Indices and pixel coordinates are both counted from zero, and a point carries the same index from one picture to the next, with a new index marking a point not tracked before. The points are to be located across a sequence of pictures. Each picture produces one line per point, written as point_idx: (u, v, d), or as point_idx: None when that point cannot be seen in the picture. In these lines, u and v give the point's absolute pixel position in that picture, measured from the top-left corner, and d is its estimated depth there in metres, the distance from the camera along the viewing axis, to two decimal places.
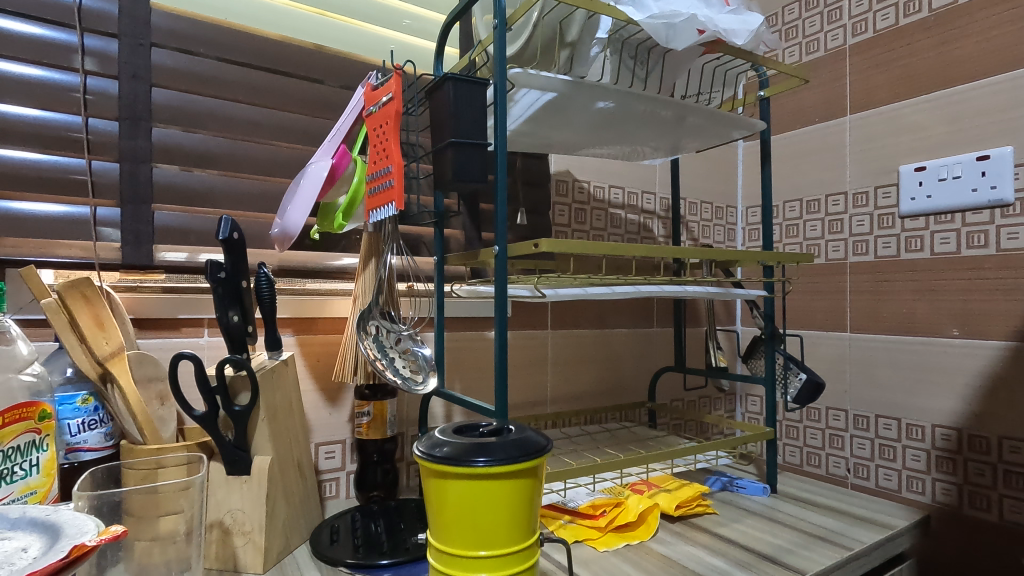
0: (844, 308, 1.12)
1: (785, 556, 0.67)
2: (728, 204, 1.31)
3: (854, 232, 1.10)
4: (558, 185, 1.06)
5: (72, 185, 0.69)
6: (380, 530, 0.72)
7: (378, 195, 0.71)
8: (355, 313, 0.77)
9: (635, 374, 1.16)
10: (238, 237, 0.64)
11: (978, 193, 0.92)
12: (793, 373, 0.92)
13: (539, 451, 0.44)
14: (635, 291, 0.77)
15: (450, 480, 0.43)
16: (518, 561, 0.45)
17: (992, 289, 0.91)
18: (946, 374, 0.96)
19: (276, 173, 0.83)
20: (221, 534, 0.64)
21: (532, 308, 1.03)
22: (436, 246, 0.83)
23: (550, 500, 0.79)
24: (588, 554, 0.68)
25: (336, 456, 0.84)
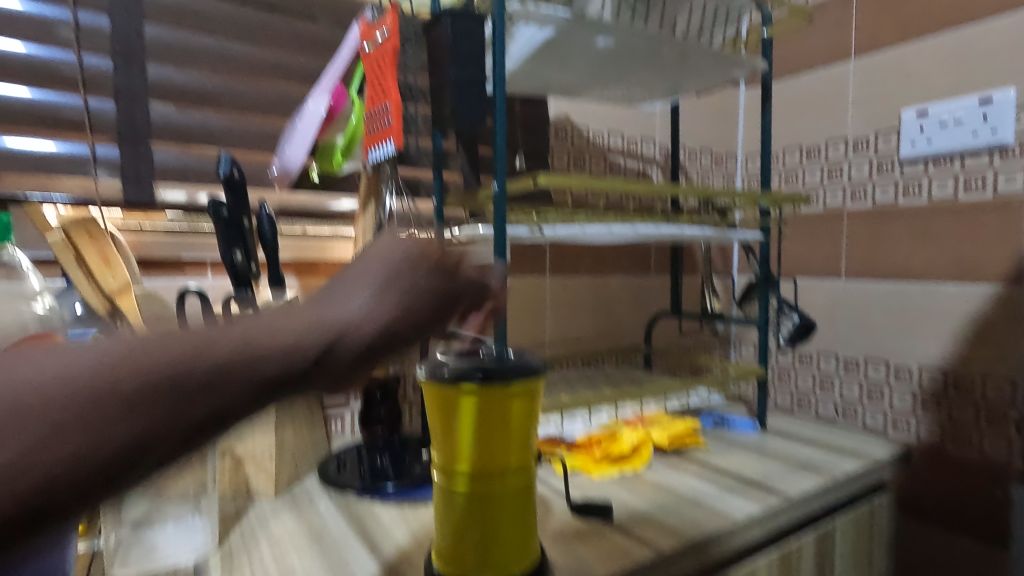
0: (839, 255, 1.13)
1: (772, 483, 0.70)
2: (729, 151, 1.30)
3: (853, 178, 1.10)
4: (557, 130, 1.06)
5: (69, 123, 0.69)
6: (385, 462, 0.75)
7: (377, 133, 0.71)
8: (356, 255, 0.80)
9: (633, 320, 1.18)
10: (239, 176, 0.64)
11: (978, 136, 0.92)
12: (787, 315, 0.94)
13: (535, 374, 0.46)
14: (633, 231, 0.77)
15: (450, 400, 0.45)
16: (517, 475, 0.48)
17: (986, 233, 0.92)
18: (936, 317, 0.98)
19: (272, 114, 0.82)
20: (234, 461, 0.68)
21: (531, 253, 1.04)
22: (435, 187, 0.84)
23: (548, 433, 0.83)
24: (584, 481, 0.71)
25: (341, 394, 0.87)
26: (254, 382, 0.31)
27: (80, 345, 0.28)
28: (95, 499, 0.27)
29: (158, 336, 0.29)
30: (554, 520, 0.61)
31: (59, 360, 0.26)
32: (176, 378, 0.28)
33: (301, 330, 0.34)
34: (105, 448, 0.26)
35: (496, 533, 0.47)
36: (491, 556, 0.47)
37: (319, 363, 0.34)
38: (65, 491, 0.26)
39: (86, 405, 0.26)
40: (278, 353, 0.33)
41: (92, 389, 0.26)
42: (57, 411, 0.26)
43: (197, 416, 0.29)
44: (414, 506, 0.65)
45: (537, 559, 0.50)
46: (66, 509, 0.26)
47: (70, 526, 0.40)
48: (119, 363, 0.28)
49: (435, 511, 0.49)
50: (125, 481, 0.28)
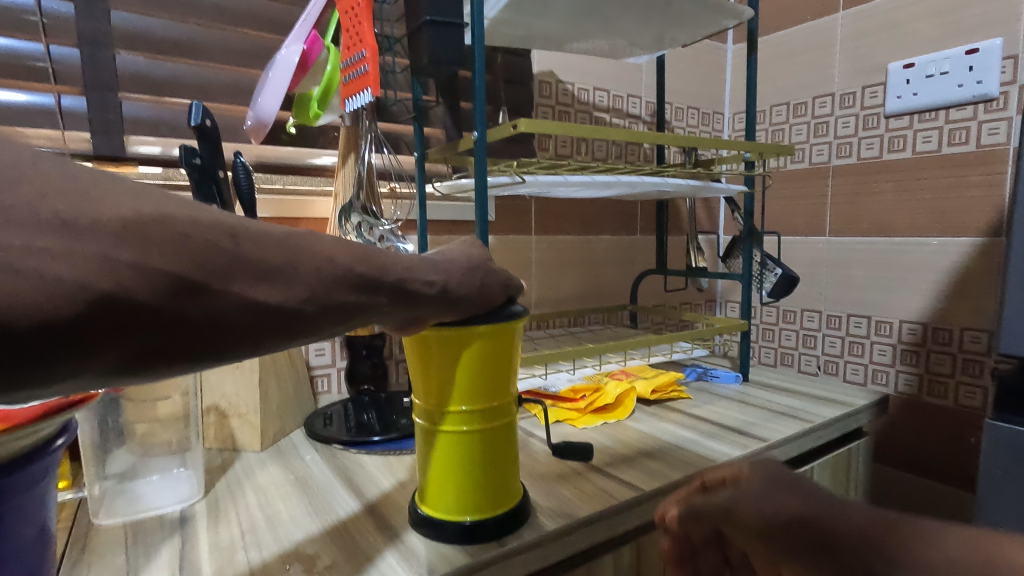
0: (824, 211, 1.13)
1: (753, 429, 0.72)
2: (715, 109, 1.28)
3: (839, 133, 1.09)
4: (541, 86, 1.03)
5: (32, 71, 0.66)
6: (372, 418, 0.74)
7: (353, 82, 0.69)
8: (337, 209, 0.78)
9: (618, 279, 1.19)
10: (211, 125, 0.63)
11: (964, 88, 0.91)
12: (771, 268, 0.95)
13: (515, 316, 0.46)
14: (616, 181, 0.77)
15: (430, 343, 0.46)
16: (497, 416, 0.49)
17: (968, 186, 0.93)
18: (918, 271, 0.99)
19: (244, 66, 0.80)
20: (218, 417, 0.67)
21: (515, 212, 1.03)
22: (416, 141, 0.82)
23: (533, 385, 0.84)
24: (568, 430, 0.72)
25: (326, 353, 0.87)
26: (251, 300, 0.29)
27: (77, 191, 0.24)
28: (63, 376, 0.23)
29: (168, 209, 0.26)
30: (537, 465, 0.63)
31: (54, 206, 0.23)
32: (183, 268, 0.26)
33: (304, 255, 0.32)
34: (93, 319, 0.23)
35: (476, 472, 0.48)
36: (472, 494, 0.48)
37: (317, 305, 0.32)
38: (41, 346, 0.22)
39: (85, 271, 0.23)
40: (279, 271, 0.31)
41: (93, 255, 0.23)
42: (49, 268, 0.22)
43: (175, 297, 0.26)
44: (401, 457, 0.66)
45: (518, 500, 0.51)
46: (27, 378, 0.22)
47: (48, 465, 0.40)
48: (126, 228, 0.24)
49: (417, 452, 0.50)
50: (104, 364, 0.24)
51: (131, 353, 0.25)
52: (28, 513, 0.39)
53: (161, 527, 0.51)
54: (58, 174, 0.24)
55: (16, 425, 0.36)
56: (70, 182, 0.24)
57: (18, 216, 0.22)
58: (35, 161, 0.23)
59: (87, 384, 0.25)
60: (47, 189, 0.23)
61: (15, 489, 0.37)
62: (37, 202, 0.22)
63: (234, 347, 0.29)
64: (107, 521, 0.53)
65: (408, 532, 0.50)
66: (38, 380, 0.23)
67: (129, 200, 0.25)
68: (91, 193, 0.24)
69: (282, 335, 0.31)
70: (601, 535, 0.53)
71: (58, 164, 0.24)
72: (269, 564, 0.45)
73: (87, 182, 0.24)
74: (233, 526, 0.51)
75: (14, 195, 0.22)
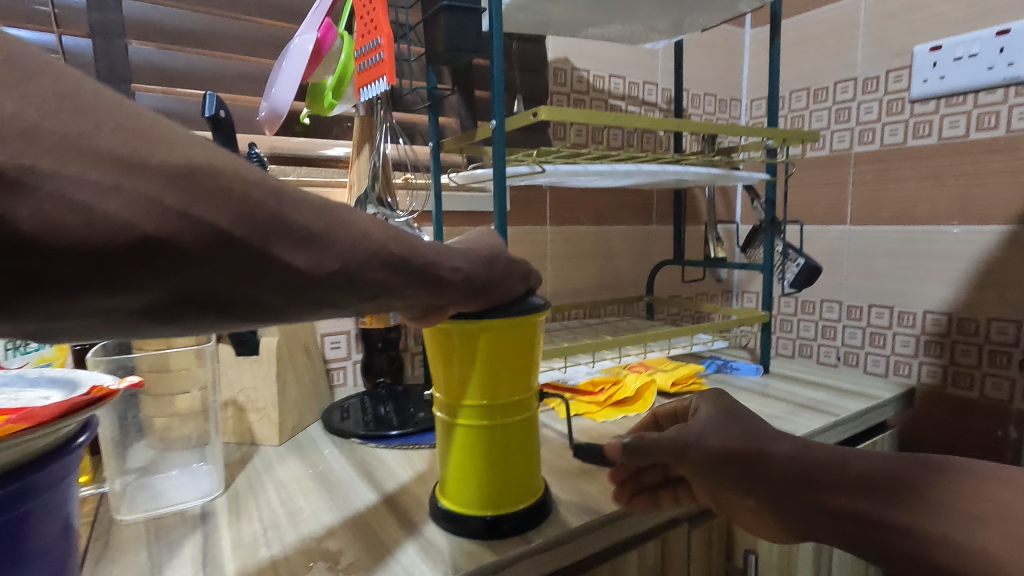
0: (845, 200, 1.10)
1: (776, 422, 0.70)
2: (733, 96, 1.25)
3: (861, 119, 1.06)
4: (556, 73, 1.01)
5: None
6: (389, 411, 0.73)
7: (368, 70, 0.68)
8: (351, 200, 0.77)
9: (634, 270, 1.17)
10: (226, 116, 0.61)
11: (994, 71, 0.88)
12: (792, 258, 0.93)
13: (537, 308, 0.45)
14: (635, 170, 0.75)
15: (451, 337, 0.45)
16: (519, 411, 0.48)
17: (996, 172, 0.89)
18: (943, 261, 0.96)
19: (258, 55, 0.79)
20: (236, 411, 0.67)
21: (530, 202, 1.01)
22: (431, 131, 0.81)
23: (551, 377, 0.83)
24: (588, 424, 0.71)
25: (342, 346, 0.86)
26: (284, 263, 0.29)
27: (134, 131, 0.24)
28: (97, 303, 0.24)
29: (218, 161, 0.27)
30: (557, 460, 0.62)
31: (110, 143, 0.23)
32: (226, 220, 0.26)
33: (345, 227, 0.32)
34: (133, 253, 0.23)
35: (497, 466, 0.47)
36: (493, 490, 0.47)
37: (347, 278, 0.32)
38: (85, 271, 0.23)
39: (131, 210, 0.23)
40: (319, 239, 0.31)
41: (141, 196, 0.23)
42: (97, 202, 0.22)
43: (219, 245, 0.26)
44: (419, 451, 0.65)
45: (539, 496, 0.50)
46: (64, 301, 0.23)
47: (71, 462, 0.40)
48: (177, 170, 0.25)
49: (437, 446, 0.49)
50: (137, 301, 0.25)
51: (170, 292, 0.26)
52: (50, 512, 0.38)
53: (183, 523, 0.51)
54: (119, 111, 0.24)
55: (40, 423, 0.36)
56: (130, 121, 0.24)
57: (76, 147, 0.22)
58: (97, 96, 0.24)
59: (118, 319, 0.26)
60: (107, 125, 0.23)
61: (43, 486, 0.37)
62: (95, 135, 0.23)
63: (261, 305, 0.29)
64: (129, 517, 0.52)
65: (429, 527, 0.49)
66: (74, 302, 0.23)
67: (183, 146, 0.26)
68: (146, 135, 0.25)
69: (311, 300, 0.31)
70: (625, 532, 0.52)
71: (119, 104, 0.24)
72: (293, 561, 0.45)
73: (146, 123, 0.25)
74: (254, 521, 0.51)
75: (74, 126, 0.22)
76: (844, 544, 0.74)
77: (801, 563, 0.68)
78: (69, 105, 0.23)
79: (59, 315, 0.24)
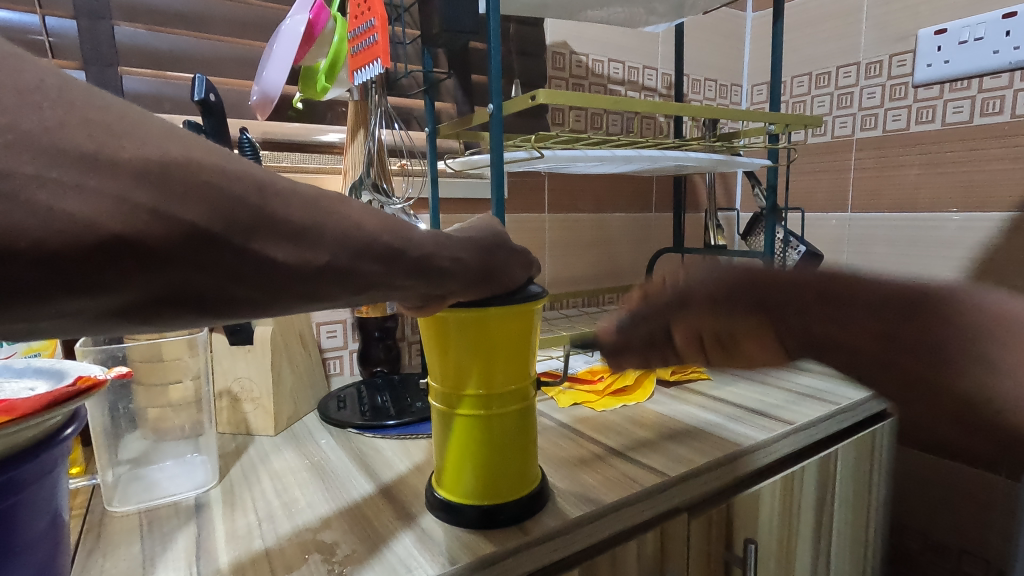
0: (846, 187, 1.09)
1: (776, 411, 0.70)
2: (734, 81, 1.23)
3: (863, 105, 1.05)
4: (554, 58, 0.99)
5: (30, 44, 0.64)
6: (386, 400, 0.73)
7: (362, 53, 0.66)
8: (346, 186, 0.75)
9: (634, 258, 1.16)
10: (216, 100, 0.60)
11: (999, 55, 0.86)
12: (793, 246, 0.92)
13: (534, 296, 0.44)
14: (635, 155, 0.73)
15: (446, 325, 0.44)
16: (516, 399, 0.47)
17: (999, 159, 0.88)
18: (945, 248, 0.95)
19: (249, 38, 0.77)
20: (231, 401, 0.66)
21: (529, 189, 1.00)
22: (427, 116, 0.79)
23: (550, 366, 0.83)
24: (586, 413, 0.71)
25: (338, 335, 0.85)
26: (267, 258, 0.28)
27: (103, 125, 0.23)
28: (66, 307, 0.23)
29: (194, 156, 0.25)
30: (555, 449, 0.61)
31: (75, 139, 0.22)
32: (203, 218, 0.25)
33: (335, 220, 0.31)
34: (106, 254, 0.22)
35: (494, 454, 0.46)
36: (489, 478, 0.46)
37: (338, 272, 0.31)
38: (51, 274, 0.22)
39: (96, 209, 0.22)
40: (306, 233, 0.29)
41: (108, 194, 0.22)
42: (59, 202, 0.21)
43: (196, 245, 0.25)
44: (416, 440, 0.64)
45: (536, 485, 0.49)
46: (28, 304, 0.22)
47: (58, 455, 0.39)
48: (147, 167, 0.24)
49: (433, 435, 0.49)
50: (108, 303, 0.24)
51: (149, 293, 0.25)
52: (37, 506, 0.38)
53: (176, 515, 0.50)
54: (87, 106, 0.23)
55: (24, 415, 0.35)
56: (99, 116, 0.23)
57: (37, 144, 0.21)
58: (62, 88, 0.23)
59: (89, 322, 0.24)
60: (73, 120, 0.22)
61: (27, 480, 0.36)
62: (58, 131, 0.22)
63: (246, 303, 0.28)
64: (121, 508, 0.51)
65: (425, 517, 0.49)
66: (44, 307, 0.22)
67: (156, 142, 0.25)
68: (116, 129, 0.24)
69: (299, 297, 0.30)
70: (626, 523, 0.51)
71: (88, 98, 0.23)
72: (288, 554, 0.44)
73: (117, 118, 0.24)
74: (250, 513, 0.50)
75: (35, 123, 0.21)
76: (843, 533, 0.74)
77: (800, 552, 0.68)
78: (31, 100, 0.22)
79: (26, 319, 0.22)
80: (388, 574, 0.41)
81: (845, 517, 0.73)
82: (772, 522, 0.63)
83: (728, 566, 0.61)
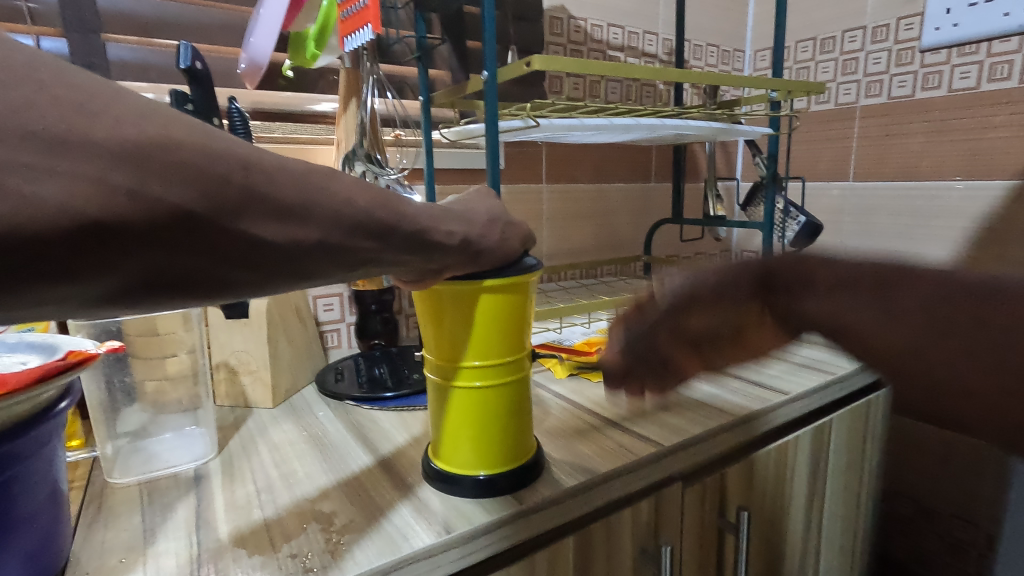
0: (849, 155, 1.07)
1: (772, 381, 0.71)
2: (736, 47, 1.20)
3: (868, 71, 1.02)
4: (552, 23, 0.96)
5: (8, 11, 0.63)
6: (384, 372, 0.73)
7: (353, 18, 0.64)
8: (339, 157, 0.74)
9: (632, 229, 1.15)
10: (203, 68, 0.58)
11: (1010, 17, 0.84)
12: (793, 216, 0.92)
13: (528, 269, 0.44)
14: (634, 124, 0.71)
15: (439, 296, 0.43)
16: (511, 371, 0.47)
17: (1003, 126, 0.86)
18: (946, 218, 0.94)
19: (235, 3, 0.75)
20: (229, 373, 0.67)
21: (527, 159, 0.98)
22: (421, 86, 0.77)
23: (548, 338, 0.83)
24: (583, 384, 0.71)
25: (335, 308, 0.85)
26: (256, 237, 0.27)
27: (75, 102, 0.22)
28: (52, 294, 0.23)
29: (174, 133, 0.25)
30: (552, 421, 0.61)
31: (45, 121, 0.21)
32: (186, 199, 0.24)
33: (324, 195, 0.30)
34: (83, 237, 0.22)
35: (490, 424, 0.46)
36: (487, 449, 0.47)
37: (329, 250, 0.31)
38: (26, 260, 0.21)
39: (72, 193, 0.21)
40: (296, 211, 0.29)
41: (85, 177, 0.22)
42: (31, 187, 0.21)
43: (181, 227, 0.25)
44: (414, 412, 0.65)
45: (532, 455, 0.50)
46: (10, 292, 0.22)
47: (53, 429, 0.40)
48: (124, 148, 0.23)
49: (429, 408, 0.49)
50: (93, 290, 0.24)
51: (133, 277, 0.24)
52: (33, 479, 0.38)
53: (176, 486, 0.51)
54: (55, 82, 0.22)
55: (13, 390, 0.35)
56: (69, 93, 0.22)
57: (5, 126, 0.20)
58: (30, 64, 0.22)
59: (77, 306, 0.24)
60: (43, 97, 0.21)
61: (24, 454, 0.37)
62: (27, 111, 0.21)
63: (236, 283, 0.28)
64: (122, 480, 0.52)
65: (423, 488, 0.49)
66: (23, 294, 0.22)
67: (133, 119, 0.24)
68: (88, 106, 0.22)
69: (290, 275, 0.30)
70: (620, 492, 0.52)
71: (58, 73, 0.22)
72: (287, 524, 0.45)
73: (89, 95, 0.23)
74: (248, 484, 0.51)
75: (3, 102, 0.20)
76: (836, 502, 0.75)
77: (792, 517, 0.69)
78: None
79: (10, 307, 0.22)
80: (386, 543, 0.42)
81: (837, 485, 0.74)
82: (766, 487, 0.64)
83: (722, 533, 0.62)
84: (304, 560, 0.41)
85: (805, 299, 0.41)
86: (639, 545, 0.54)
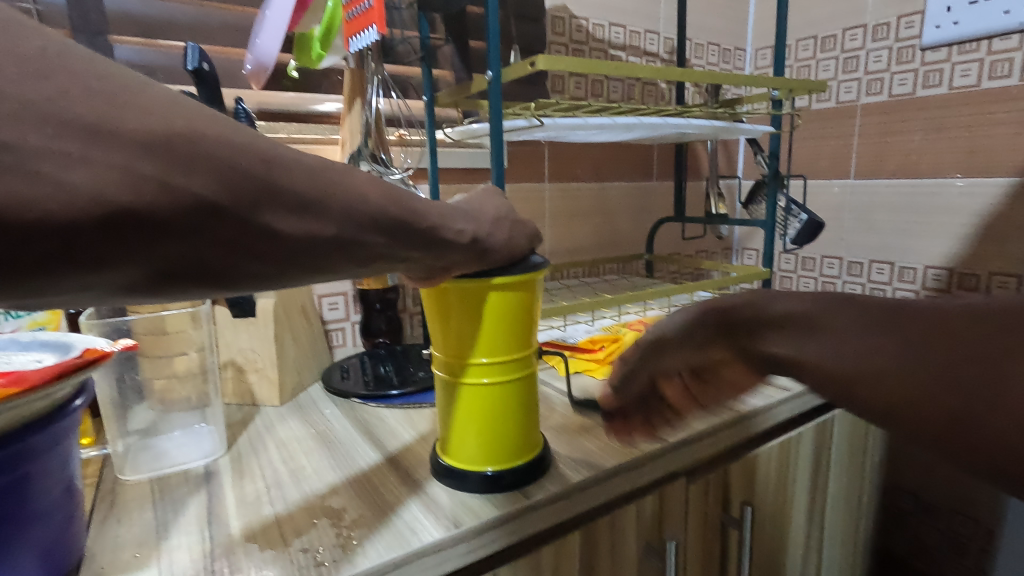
0: (849, 153, 1.07)
1: (775, 378, 0.71)
2: (737, 46, 1.21)
3: (869, 69, 1.03)
4: (554, 22, 0.97)
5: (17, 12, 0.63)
6: (389, 370, 0.74)
7: (358, 18, 0.64)
8: (344, 156, 0.75)
9: (634, 227, 1.16)
10: (210, 68, 0.58)
11: (1010, 15, 0.84)
12: (794, 214, 0.93)
13: (535, 267, 0.44)
14: (636, 122, 0.72)
15: (448, 294, 0.44)
16: (518, 368, 0.47)
17: (1003, 123, 0.87)
18: (946, 215, 0.94)
19: (240, 3, 0.75)
20: (236, 371, 0.67)
21: (529, 158, 0.99)
22: (425, 85, 0.77)
23: (551, 336, 0.84)
24: (587, 381, 0.72)
25: (339, 307, 0.86)
26: (275, 229, 0.28)
27: (105, 94, 0.23)
28: (78, 281, 0.23)
29: (199, 127, 0.25)
30: (558, 417, 0.62)
31: (78, 111, 0.22)
32: (210, 189, 0.25)
33: (339, 191, 0.31)
34: (111, 225, 0.23)
35: (497, 421, 0.47)
36: (494, 446, 0.47)
37: (343, 244, 0.31)
38: (59, 247, 0.22)
39: (103, 182, 0.22)
40: (313, 204, 0.29)
41: (113, 166, 0.22)
42: (64, 175, 0.21)
43: (204, 217, 0.25)
44: (419, 410, 0.65)
45: (539, 451, 0.50)
46: (40, 278, 0.22)
47: (68, 426, 0.40)
48: (152, 139, 0.23)
49: (437, 406, 0.49)
50: (119, 277, 0.24)
51: (157, 265, 0.25)
52: (50, 474, 0.39)
53: (187, 483, 0.51)
54: (86, 75, 0.23)
55: (32, 387, 0.36)
56: (100, 84, 0.23)
57: (39, 116, 0.21)
58: (63, 56, 0.22)
59: (101, 294, 0.25)
60: (75, 89, 0.22)
61: (41, 449, 0.38)
62: (61, 101, 0.21)
63: (253, 275, 0.29)
64: (133, 476, 0.52)
65: (431, 483, 0.50)
66: (51, 281, 0.23)
67: (161, 110, 0.24)
68: (118, 98, 0.23)
69: (305, 267, 0.30)
70: (624, 487, 0.52)
71: (88, 65, 0.23)
72: (297, 519, 0.45)
73: (118, 87, 0.23)
74: (257, 480, 0.51)
75: (37, 92, 0.21)
76: (837, 498, 0.75)
77: (794, 512, 0.69)
78: (31, 69, 0.21)
79: (39, 293, 0.23)
80: (396, 537, 0.43)
81: (839, 481, 0.75)
82: (768, 482, 0.64)
83: (724, 527, 0.62)
84: (315, 554, 0.41)
85: (767, 339, 0.37)
86: (644, 540, 0.55)
